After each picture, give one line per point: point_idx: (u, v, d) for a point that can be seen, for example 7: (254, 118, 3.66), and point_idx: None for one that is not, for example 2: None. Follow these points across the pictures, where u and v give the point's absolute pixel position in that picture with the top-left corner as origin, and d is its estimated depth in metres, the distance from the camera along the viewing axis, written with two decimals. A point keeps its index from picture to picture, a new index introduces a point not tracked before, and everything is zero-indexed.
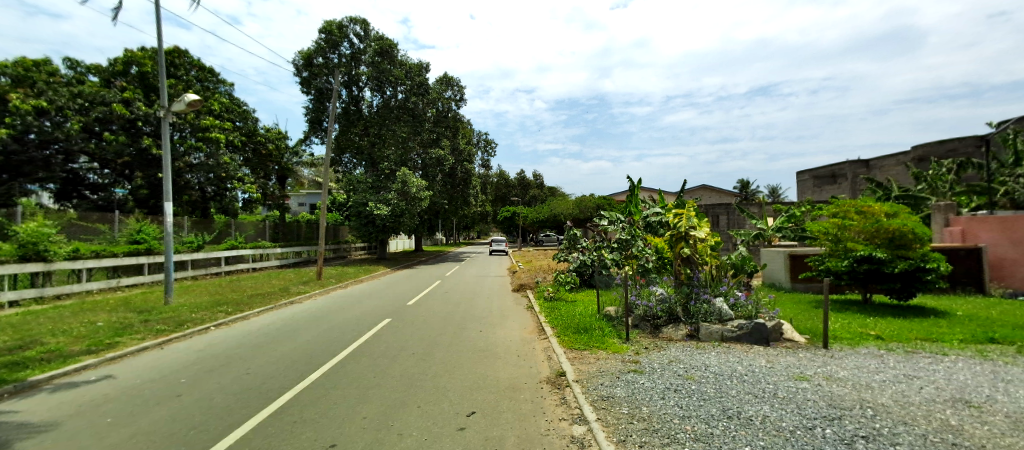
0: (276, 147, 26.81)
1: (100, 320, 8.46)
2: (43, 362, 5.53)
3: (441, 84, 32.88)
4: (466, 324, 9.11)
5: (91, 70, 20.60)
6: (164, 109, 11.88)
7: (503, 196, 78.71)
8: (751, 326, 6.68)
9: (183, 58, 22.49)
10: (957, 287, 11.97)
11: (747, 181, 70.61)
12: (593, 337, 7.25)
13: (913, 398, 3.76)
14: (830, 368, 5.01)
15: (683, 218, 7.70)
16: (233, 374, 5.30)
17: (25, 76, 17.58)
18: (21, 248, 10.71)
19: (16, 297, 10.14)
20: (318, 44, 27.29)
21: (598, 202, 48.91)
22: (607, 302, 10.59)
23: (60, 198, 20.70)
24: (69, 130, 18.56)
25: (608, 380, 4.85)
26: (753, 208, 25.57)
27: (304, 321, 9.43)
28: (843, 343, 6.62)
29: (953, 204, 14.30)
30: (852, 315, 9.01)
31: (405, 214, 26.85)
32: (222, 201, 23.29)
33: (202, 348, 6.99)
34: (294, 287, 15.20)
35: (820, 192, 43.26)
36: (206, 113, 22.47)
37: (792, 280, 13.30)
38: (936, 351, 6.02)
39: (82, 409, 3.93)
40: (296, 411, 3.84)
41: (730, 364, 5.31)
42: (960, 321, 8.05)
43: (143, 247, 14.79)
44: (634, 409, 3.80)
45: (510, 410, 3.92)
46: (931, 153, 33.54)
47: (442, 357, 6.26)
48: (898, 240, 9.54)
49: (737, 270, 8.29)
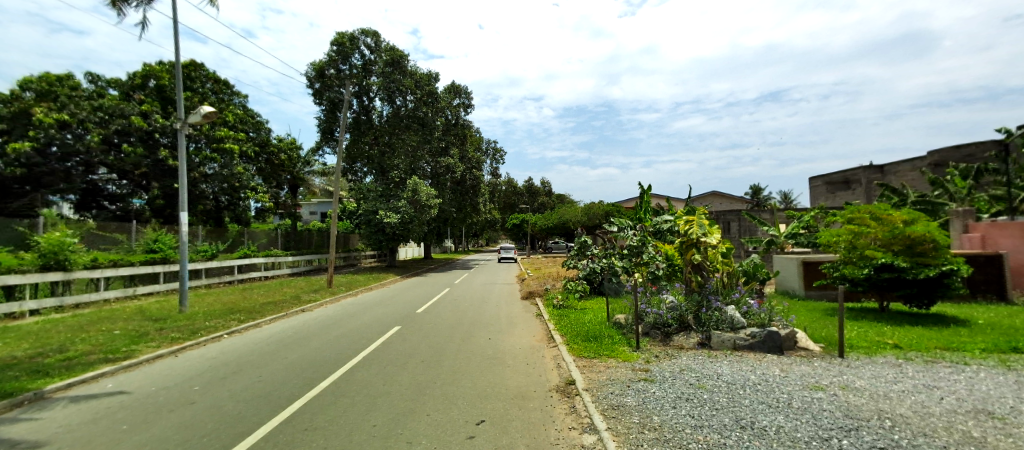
0: (289, 157, 27.20)
1: (117, 328, 8.63)
2: (63, 369, 5.66)
3: (449, 92, 33.28)
4: (475, 331, 9.11)
5: (110, 84, 21.20)
6: (180, 121, 12.04)
7: (511, 204, 78.62)
8: (764, 334, 6.54)
9: (199, 70, 23.13)
10: (977, 294, 11.68)
11: (758, 187, 69.81)
12: (603, 345, 7.18)
13: (933, 409, 3.66)
14: (847, 378, 4.90)
15: (694, 225, 7.77)
16: (244, 382, 5.37)
17: (48, 91, 19.17)
18: (42, 258, 10.98)
19: (36, 306, 10.30)
20: (329, 56, 27.81)
21: (607, 208, 48.80)
22: (617, 309, 10.51)
23: (81, 208, 21.35)
24: (89, 142, 19.25)
25: (618, 389, 4.80)
26: (764, 214, 25.32)
27: (315, 329, 9.52)
28: (859, 352, 6.49)
29: (972, 210, 14.01)
30: (870, 323, 8.81)
31: (414, 221, 26.96)
32: (235, 210, 23.82)
33: (216, 355, 7.11)
34: (305, 295, 15.38)
35: (834, 198, 42.61)
36: (220, 124, 23.03)
37: (806, 288, 13.08)
38: (957, 361, 5.85)
39: (99, 417, 4.02)
40: (306, 419, 3.86)
41: (743, 372, 5.24)
42: (982, 330, 7.81)
43: (159, 256, 15.11)
44: (644, 418, 3.76)
45: (520, 418, 3.90)
46: (948, 158, 32.90)
47: (451, 364, 6.30)
48: (916, 247, 9.29)
49: (749, 277, 8.18)
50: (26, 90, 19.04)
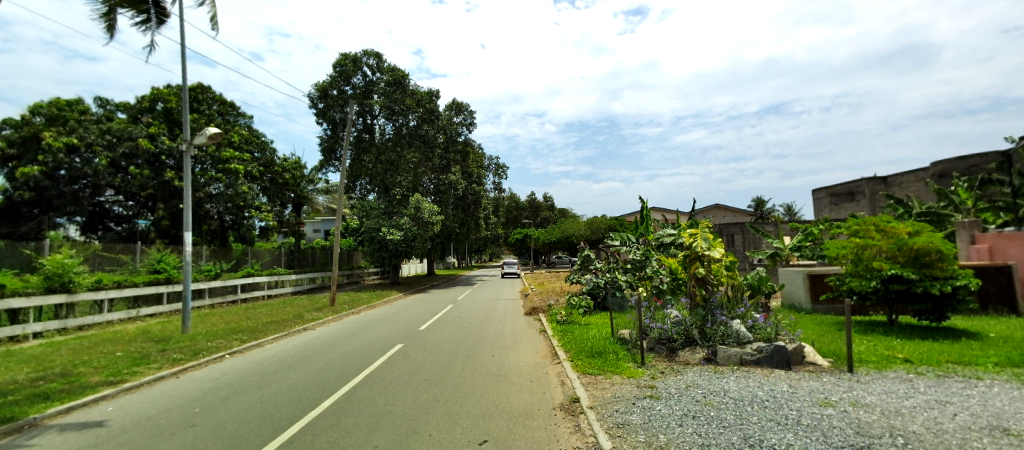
0: (293, 176, 27.24)
1: (119, 350, 8.62)
2: (64, 393, 5.64)
3: (451, 110, 33.86)
4: (479, 349, 9.01)
5: (119, 108, 21.62)
6: (186, 143, 12.03)
7: (514, 218, 78.87)
8: (771, 349, 6.42)
9: (205, 93, 23.66)
10: (987, 307, 11.48)
11: (761, 199, 69.62)
12: (607, 362, 7.08)
13: (946, 426, 3.57)
14: (857, 393, 4.79)
15: (698, 238, 7.77)
16: (245, 403, 5.32)
17: (58, 115, 19.38)
18: (46, 280, 10.98)
19: (39, 329, 10.33)
20: (332, 77, 28.40)
21: (610, 222, 48.95)
22: (621, 325, 10.42)
23: (87, 230, 21.51)
24: (97, 165, 19.63)
25: (623, 406, 4.72)
26: (767, 226, 25.24)
27: (316, 349, 9.40)
28: (870, 366, 6.37)
29: (977, 221, 13.84)
30: (878, 337, 8.63)
31: (417, 238, 27.03)
32: (240, 229, 24.23)
33: (218, 376, 7.06)
34: (308, 313, 15.34)
35: (839, 210, 42.50)
36: (226, 145, 23.38)
37: (812, 301, 12.97)
38: (969, 375, 5.74)
39: (100, 440, 4.00)
40: (308, 440, 3.80)
41: (750, 389, 5.12)
42: (994, 343, 7.65)
43: (163, 276, 15.20)
44: (651, 437, 3.67)
45: (524, 437, 3.82)
46: (952, 169, 32.81)
47: (455, 383, 6.21)
48: (923, 259, 9.17)
49: (754, 290, 8.04)
50: (36, 114, 19.21)
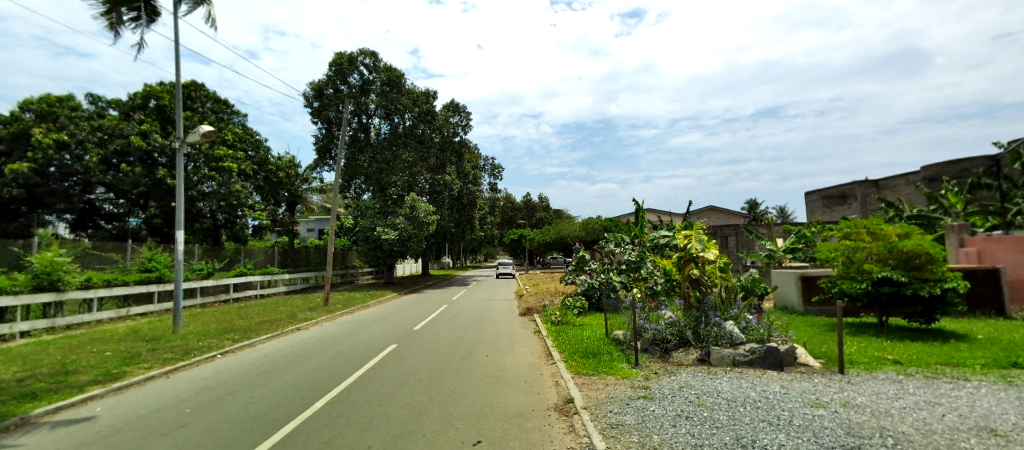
0: (287, 175, 27.08)
1: (109, 350, 8.51)
2: (53, 392, 5.56)
3: (447, 110, 33.82)
4: (474, 349, 9.00)
5: (111, 105, 21.39)
6: (179, 140, 11.95)
7: (510, 219, 78.88)
8: (764, 350, 6.47)
9: (199, 90, 23.51)
10: (976, 310, 11.63)
11: (755, 201, 70.15)
12: (601, 362, 7.09)
13: (935, 426, 3.61)
14: (847, 394, 4.85)
15: (692, 240, 7.79)
16: (238, 403, 5.27)
17: (49, 111, 19.27)
18: (35, 278, 10.84)
19: (27, 328, 10.18)
20: (328, 76, 28.25)
21: (605, 223, 49.11)
22: (615, 326, 10.45)
23: (77, 228, 21.22)
24: (87, 162, 19.39)
25: (617, 407, 4.74)
26: (761, 228, 25.44)
27: (310, 349, 9.35)
28: (860, 367, 6.44)
29: (966, 224, 14.03)
30: (869, 338, 8.73)
31: (412, 238, 26.99)
32: (233, 228, 23.93)
33: (209, 376, 6.99)
34: (302, 313, 15.27)
35: (831, 213, 42.90)
36: (220, 143, 23.19)
37: (805, 303, 13.07)
38: (957, 377, 5.82)
39: (89, 440, 3.95)
40: (302, 440, 3.78)
41: (742, 390, 5.16)
42: (982, 345, 7.76)
43: (155, 275, 15.06)
44: (645, 437, 3.68)
45: (518, 438, 3.82)
46: (942, 173, 33.23)
47: (450, 383, 6.20)
48: (912, 262, 9.29)
49: (748, 292, 8.10)
50: (25, 110, 19.09)
